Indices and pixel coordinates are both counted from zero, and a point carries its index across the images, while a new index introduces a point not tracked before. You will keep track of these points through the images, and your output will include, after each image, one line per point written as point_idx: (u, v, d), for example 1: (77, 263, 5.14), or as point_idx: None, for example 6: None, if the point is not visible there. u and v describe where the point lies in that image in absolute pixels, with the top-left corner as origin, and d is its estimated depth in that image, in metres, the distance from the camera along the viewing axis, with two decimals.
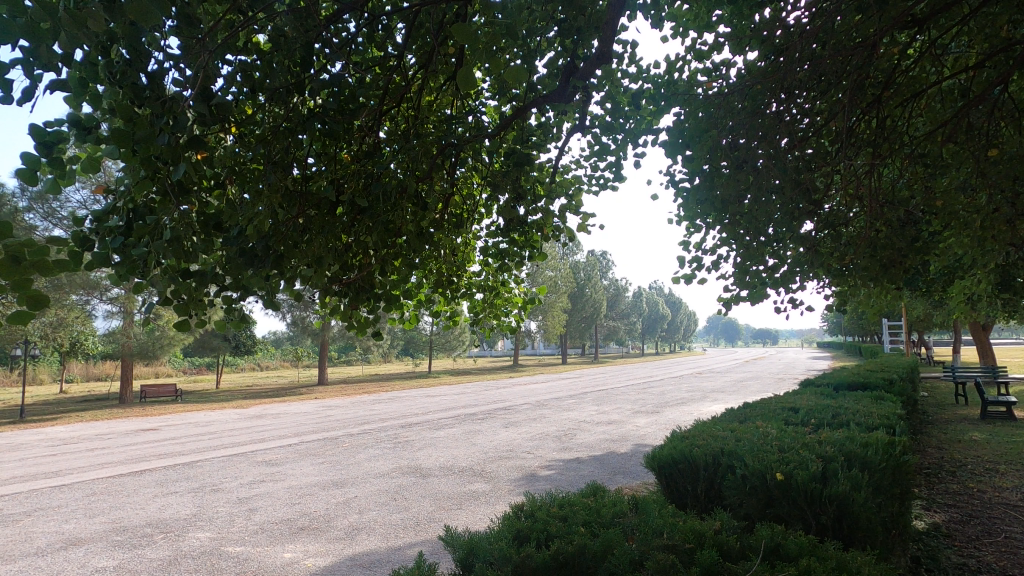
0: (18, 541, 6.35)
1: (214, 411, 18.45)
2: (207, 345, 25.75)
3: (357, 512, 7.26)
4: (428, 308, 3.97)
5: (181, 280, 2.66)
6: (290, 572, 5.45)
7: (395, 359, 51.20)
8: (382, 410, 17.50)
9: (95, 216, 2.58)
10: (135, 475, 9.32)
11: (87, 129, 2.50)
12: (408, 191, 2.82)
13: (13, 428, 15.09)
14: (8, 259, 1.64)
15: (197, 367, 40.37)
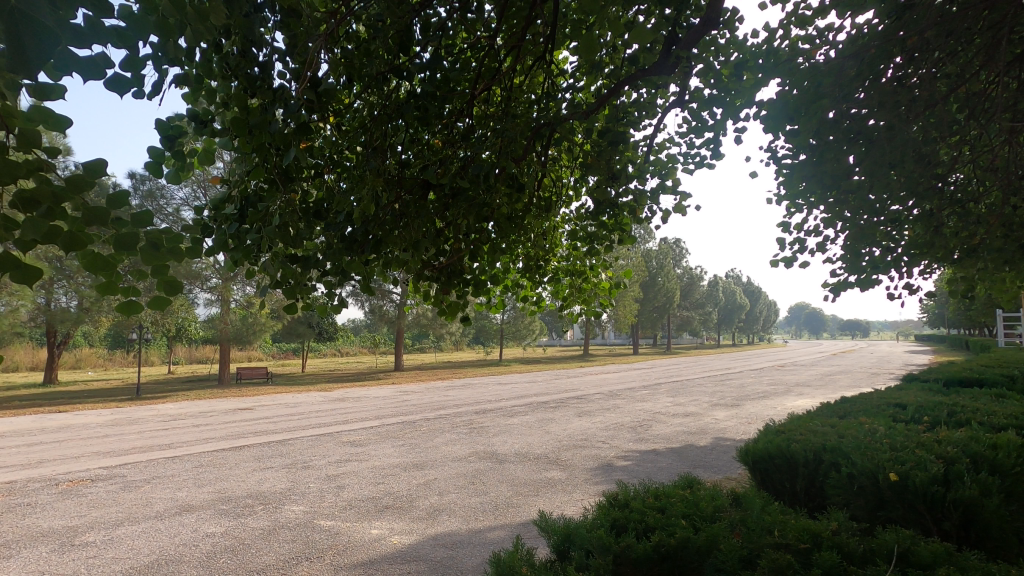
0: (140, 505, 7.02)
1: (301, 393, 19.61)
2: (294, 331, 27.38)
3: (438, 494, 7.46)
4: (514, 293, 3.97)
5: (288, 265, 2.80)
6: (377, 548, 5.67)
7: (466, 347, 52.27)
8: (456, 396, 17.88)
9: (214, 204, 2.76)
10: (235, 450, 10.07)
11: (204, 121, 2.65)
12: (502, 173, 2.79)
13: (132, 404, 16.72)
14: (149, 246, 1.74)
15: (285, 352, 43.09)
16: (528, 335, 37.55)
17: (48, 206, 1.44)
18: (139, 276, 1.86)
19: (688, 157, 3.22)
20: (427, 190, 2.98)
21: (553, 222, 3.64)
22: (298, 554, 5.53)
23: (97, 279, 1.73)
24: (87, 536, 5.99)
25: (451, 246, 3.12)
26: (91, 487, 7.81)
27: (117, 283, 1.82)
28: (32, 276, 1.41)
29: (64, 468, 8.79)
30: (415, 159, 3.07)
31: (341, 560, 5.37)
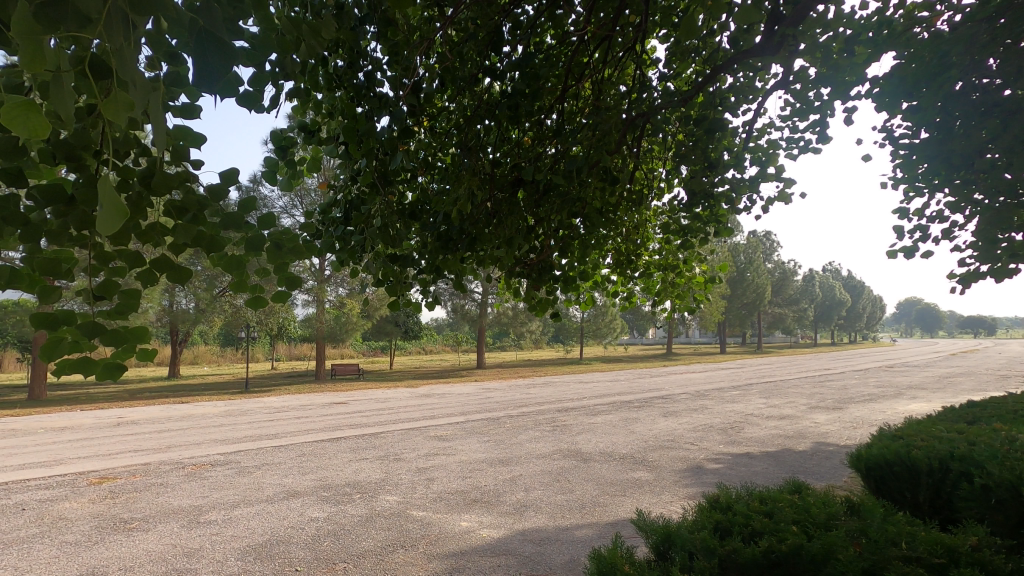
0: (253, 489, 7.65)
1: (389, 389, 20.51)
2: (382, 330, 28.71)
3: (524, 490, 7.54)
4: (604, 289, 3.94)
5: (389, 264, 2.95)
6: (467, 540, 5.82)
7: (546, 345, 52.34)
8: (538, 394, 17.93)
9: (322, 209, 2.96)
10: (333, 441, 10.71)
11: (311, 131, 2.85)
12: (594, 166, 2.76)
13: (242, 397, 18.23)
14: (273, 246, 1.89)
15: (374, 350, 45.17)
16: (608, 333, 36.98)
17: (193, 213, 1.60)
18: (264, 274, 2.02)
19: (793, 142, 3.03)
20: (517, 188, 3.02)
21: (643, 215, 3.56)
22: (394, 542, 5.79)
23: (230, 277, 1.90)
24: (210, 515, 6.60)
25: (540, 242, 3.13)
26: (211, 471, 8.61)
27: (246, 281, 1.98)
28: (181, 275, 1.57)
29: (188, 453, 9.76)
30: (506, 158, 3.12)
31: (433, 550, 5.56)
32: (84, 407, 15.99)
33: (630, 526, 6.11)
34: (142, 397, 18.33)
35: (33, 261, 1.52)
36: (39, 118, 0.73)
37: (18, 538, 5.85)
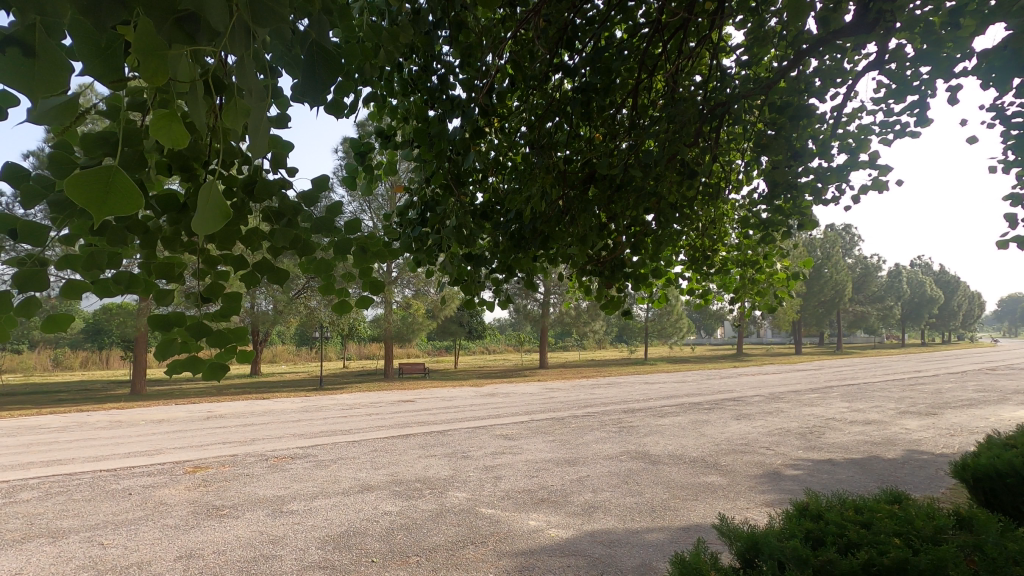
0: (330, 482, 8.00)
1: (455, 387, 20.88)
2: (447, 330, 29.29)
3: (592, 491, 7.45)
4: (678, 286, 3.84)
5: (463, 264, 2.97)
6: (536, 539, 5.82)
7: (609, 345, 51.62)
8: (603, 395, 17.69)
9: (399, 211, 3.04)
10: (403, 438, 11.03)
11: (387, 136, 2.94)
12: (671, 160, 2.68)
13: (317, 394, 19.14)
14: (359, 251, 1.95)
15: (439, 350, 46.11)
16: (675, 332, 35.95)
17: (288, 218, 1.67)
18: (349, 277, 2.09)
19: (887, 126, 2.82)
20: (589, 184, 2.99)
21: (720, 209, 3.44)
22: (464, 537, 5.89)
23: (319, 281, 1.97)
24: (292, 505, 6.97)
25: (613, 239, 3.07)
26: (291, 463, 9.07)
27: (334, 284, 2.05)
28: (280, 277, 1.65)
29: (270, 446, 10.33)
30: (578, 156, 3.09)
31: (503, 547, 5.60)
32: (178, 401, 17.29)
33: (711, 531, 5.93)
34: (228, 393, 19.59)
35: (148, 265, 1.62)
36: (180, 126, 0.78)
37: (126, 520, 6.40)
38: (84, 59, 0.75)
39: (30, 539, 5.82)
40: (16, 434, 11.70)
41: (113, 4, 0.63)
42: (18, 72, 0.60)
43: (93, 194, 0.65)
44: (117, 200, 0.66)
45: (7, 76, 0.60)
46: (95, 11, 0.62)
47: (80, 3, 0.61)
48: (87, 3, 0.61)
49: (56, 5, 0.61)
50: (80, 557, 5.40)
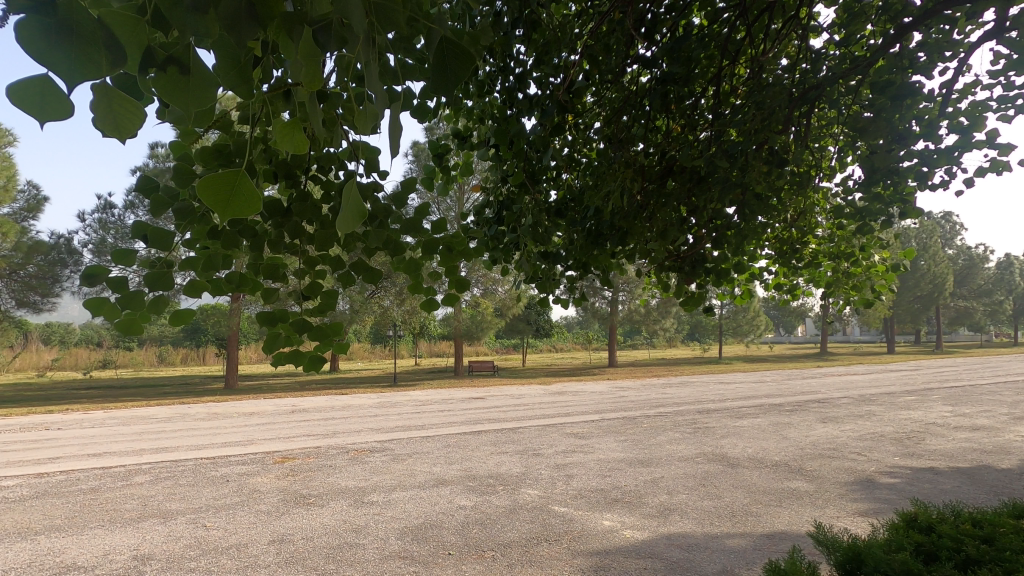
0: (407, 475, 8.28)
1: (524, 385, 21.02)
2: (515, 328, 29.52)
3: (667, 493, 7.26)
4: (763, 281, 3.68)
5: (539, 262, 2.97)
6: (611, 539, 5.75)
7: (681, 343, 50.13)
8: (675, 394, 17.19)
9: (475, 211, 3.10)
10: (474, 434, 11.23)
11: (464, 137, 2.99)
12: (757, 149, 2.55)
13: (392, 390, 19.86)
14: (445, 250, 1.99)
15: (507, 347, 46.53)
16: (751, 329, 34.35)
17: (380, 219, 1.73)
18: (436, 276, 2.14)
19: (1008, 100, 2.55)
20: (666, 177, 2.92)
21: (811, 200, 3.26)
22: (538, 535, 5.91)
23: (408, 279, 2.04)
24: (372, 496, 7.26)
25: (694, 233, 2.97)
26: (370, 456, 9.45)
27: (422, 282, 2.11)
28: (373, 276, 1.72)
29: (350, 439, 10.82)
30: (656, 148, 3.02)
31: (577, 546, 5.57)
32: (266, 395, 18.44)
33: (808, 540, 5.64)
34: (310, 388, 20.69)
35: (255, 265, 1.73)
36: (303, 134, 0.91)
37: (225, 505, 6.91)
38: (221, 77, 0.78)
39: (145, 518, 6.41)
40: (129, 423, 12.93)
41: (255, 23, 0.63)
42: (176, 90, 0.65)
43: (218, 196, 0.70)
44: (240, 204, 0.71)
45: (168, 93, 0.65)
46: (235, 29, 0.62)
47: (223, 21, 0.62)
48: (229, 20, 0.62)
49: (206, 22, 0.63)
50: (187, 537, 5.88)
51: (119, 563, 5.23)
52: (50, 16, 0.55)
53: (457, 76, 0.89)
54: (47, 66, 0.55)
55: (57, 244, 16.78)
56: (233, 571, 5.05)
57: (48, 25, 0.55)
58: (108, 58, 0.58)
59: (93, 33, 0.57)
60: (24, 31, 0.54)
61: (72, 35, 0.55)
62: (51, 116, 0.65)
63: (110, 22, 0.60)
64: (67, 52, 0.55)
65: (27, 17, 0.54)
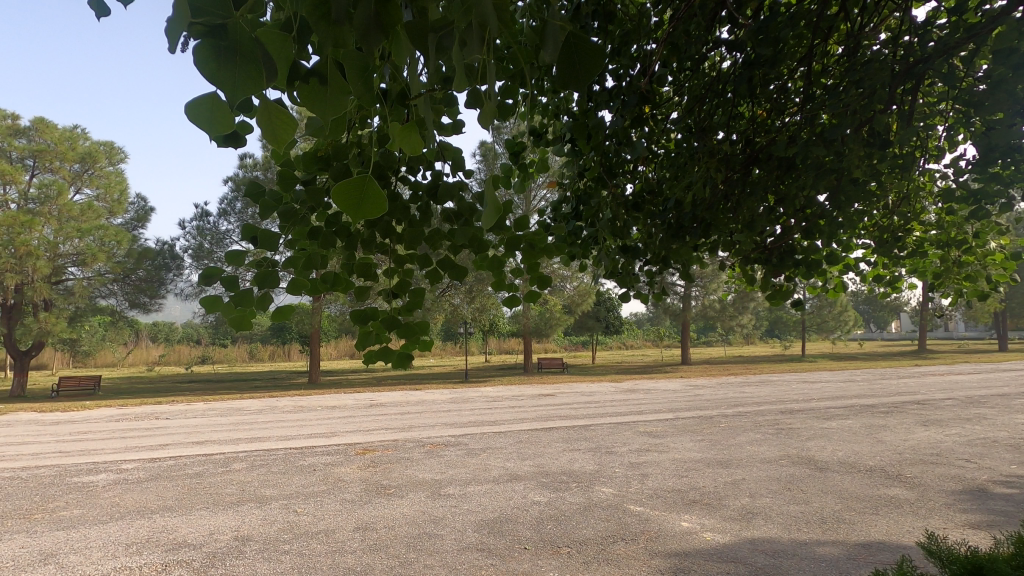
0: (481, 469, 8.44)
1: (594, 382, 20.84)
2: (584, 325, 29.29)
3: (750, 496, 6.96)
4: (858, 271, 3.45)
5: (619, 256, 2.92)
6: (690, 541, 5.59)
7: (759, 340, 47.86)
8: (755, 393, 16.43)
9: (553, 206, 3.09)
10: (546, 431, 11.25)
11: (540, 134, 2.99)
12: (854, 131, 2.38)
13: (464, 386, 20.28)
14: (527, 247, 1.99)
15: (576, 344, 46.30)
16: (837, 325, 32.23)
17: (466, 218, 1.77)
18: (518, 273, 2.16)
19: None
20: (749, 167, 2.80)
21: (914, 184, 3.02)
22: (614, 533, 5.84)
23: (491, 276, 2.06)
24: (449, 489, 7.46)
25: (783, 223, 2.82)
26: (445, 450, 9.69)
27: (504, 280, 2.12)
28: (461, 273, 1.75)
29: (426, 433, 11.15)
30: (742, 138, 2.90)
31: (655, 546, 5.46)
32: (346, 390, 19.38)
33: (920, 550, 5.21)
34: (386, 383, 21.49)
35: (348, 265, 1.81)
36: (415, 135, 0.91)
37: (313, 492, 7.34)
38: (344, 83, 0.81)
39: (244, 502, 6.92)
40: (227, 414, 14.01)
41: (379, 31, 0.66)
42: (316, 98, 0.69)
43: (346, 198, 0.74)
44: (365, 204, 0.74)
45: (311, 101, 0.69)
46: (366, 39, 0.66)
47: (357, 32, 0.65)
48: (360, 30, 0.65)
49: (340, 34, 0.67)
50: (281, 521, 6.29)
51: (223, 542, 5.68)
52: (220, 39, 0.61)
53: (575, 68, 0.88)
54: (216, 85, 0.61)
55: (162, 250, 18.44)
56: (322, 555, 5.36)
57: (219, 47, 0.61)
58: (264, 73, 0.63)
59: (251, 48, 0.62)
60: (199, 52, 0.60)
61: (236, 54, 0.61)
62: (218, 129, 0.73)
63: (264, 39, 0.64)
64: (234, 72, 0.61)
65: (205, 41, 0.61)
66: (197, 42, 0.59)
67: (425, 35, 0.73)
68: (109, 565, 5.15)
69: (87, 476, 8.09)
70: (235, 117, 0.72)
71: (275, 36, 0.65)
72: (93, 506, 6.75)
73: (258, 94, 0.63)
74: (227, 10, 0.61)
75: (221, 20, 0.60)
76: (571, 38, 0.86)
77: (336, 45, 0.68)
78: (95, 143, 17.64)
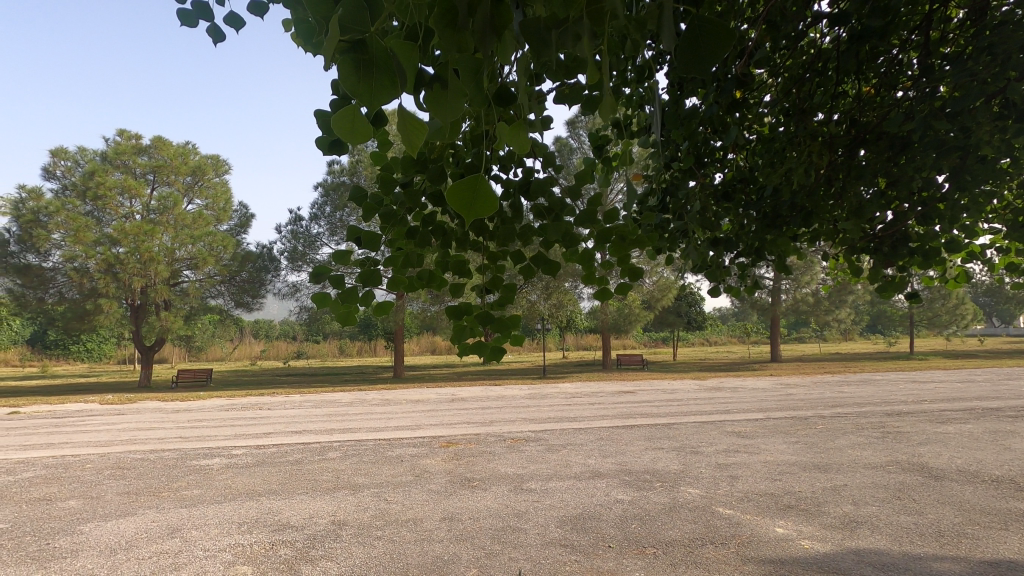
0: (562, 465, 8.43)
1: (676, 380, 20.20)
2: (664, 321, 28.48)
3: (853, 503, 6.47)
4: (985, 258, 3.11)
5: (710, 249, 2.78)
6: (786, 548, 5.29)
7: (858, 336, 44.42)
8: (855, 393, 15.24)
9: (639, 199, 3.01)
10: (628, 428, 11.05)
11: (624, 126, 2.91)
12: (985, 104, 2.13)
13: (542, 383, 20.37)
14: (618, 240, 1.96)
15: (655, 341, 45.17)
16: (953, 320, 29.18)
17: (557, 213, 1.79)
18: (608, 266, 2.13)
19: None
20: (855, 149, 2.60)
21: None
22: (702, 536, 5.64)
23: (581, 270, 2.05)
24: (531, 484, 7.51)
25: (897, 207, 2.57)
26: (526, 445, 9.77)
27: (593, 273, 2.10)
28: (554, 268, 1.76)
29: (506, 428, 11.31)
30: (847, 118, 2.69)
31: (747, 552, 5.22)
32: (428, 385, 20.05)
33: None
34: (466, 378, 22.01)
35: (442, 262, 1.87)
36: (525, 134, 0.91)
37: (401, 482, 7.65)
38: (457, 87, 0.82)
39: (339, 489, 7.35)
40: (321, 406, 14.93)
41: (495, 33, 0.67)
42: (440, 102, 0.71)
43: (463, 199, 0.75)
44: (477, 202, 0.75)
45: (436, 107, 0.72)
46: (485, 42, 0.67)
47: (476, 35, 0.67)
48: (480, 32, 0.66)
49: (462, 39, 0.69)
50: (373, 508, 6.61)
51: (321, 526, 6.06)
52: (358, 52, 0.65)
53: (703, 51, 0.80)
54: (353, 96, 0.64)
55: (261, 253, 19.93)
56: (412, 542, 5.58)
57: (358, 59, 0.65)
58: (398, 81, 0.67)
59: (384, 59, 0.65)
60: (340, 68, 0.64)
61: (371, 66, 0.64)
62: (353, 136, 0.77)
63: (394, 49, 0.66)
64: (369, 83, 0.65)
65: (344, 57, 0.64)
66: (338, 58, 0.63)
67: (542, 30, 0.74)
68: (225, 541, 5.64)
69: (204, 459, 8.93)
70: (367, 126, 0.75)
71: (404, 45, 0.67)
72: (209, 488, 7.43)
73: (389, 102, 0.66)
74: (364, 25, 0.64)
75: (360, 36, 0.64)
76: (697, 22, 0.80)
77: (459, 50, 0.70)
78: (204, 157, 19.39)
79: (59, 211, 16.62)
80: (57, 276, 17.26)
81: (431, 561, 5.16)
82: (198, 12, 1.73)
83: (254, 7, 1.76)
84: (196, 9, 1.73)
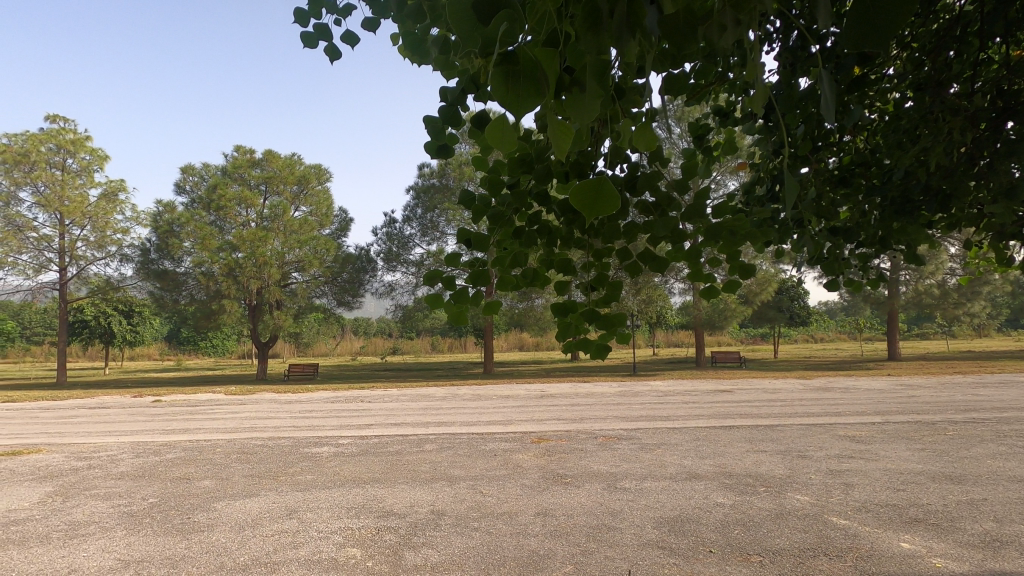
0: (657, 465, 8.20)
1: (778, 379, 19.00)
2: (764, 317, 26.89)
3: (995, 520, 5.75)
4: None
5: (828, 239, 2.57)
6: (914, 566, 4.81)
7: (996, 332, 39.31)
8: (994, 396, 13.52)
9: (745, 188, 2.84)
10: (726, 429, 10.55)
11: (726, 113, 2.77)
12: None
13: (633, 380, 20.00)
14: (727, 235, 1.86)
15: (754, 337, 42.79)
16: None
17: (664, 209, 1.72)
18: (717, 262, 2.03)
19: None
20: (1003, 122, 2.28)
21: None
22: (814, 547, 5.26)
23: (688, 268, 1.98)
24: (625, 483, 7.39)
25: None
26: (619, 444, 9.62)
27: (700, 270, 2.01)
28: (661, 266, 1.72)
29: (597, 426, 11.19)
30: (989, 88, 2.37)
31: (866, 566, 4.82)
32: (518, 380, 20.34)
33: None
34: (555, 375, 22.06)
35: (546, 260, 1.88)
36: None
37: (495, 476, 7.82)
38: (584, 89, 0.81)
39: (436, 480, 7.66)
40: (417, 399, 15.60)
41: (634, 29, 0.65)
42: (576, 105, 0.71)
43: (589, 200, 0.76)
44: (608, 202, 0.75)
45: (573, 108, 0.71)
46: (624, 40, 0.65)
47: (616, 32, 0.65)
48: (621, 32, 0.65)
49: (601, 40, 0.69)
50: (469, 500, 6.82)
51: (422, 514, 6.35)
52: (507, 62, 0.67)
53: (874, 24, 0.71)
54: (501, 104, 0.67)
55: (360, 255, 21.17)
56: (507, 535, 5.69)
57: (509, 70, 0.67)
58: (541, 87, 0.68)
59: (529, 66, 0.67)
60: (494, 80, 0.67)
61: (517, 76, 0.67)
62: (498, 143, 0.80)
63: (537, 58, 0.68)
64: (516, 92, 0.67)
65: (496, 67, 0.67)
66: (492, 68, 0.66)
67: None
68: (336, 524, 6.06)
69: (314, 447, 9.65)
70: (509, 133, 0.78)
71: (547, 53, 0.68)
72: (321, 474, 8.01)
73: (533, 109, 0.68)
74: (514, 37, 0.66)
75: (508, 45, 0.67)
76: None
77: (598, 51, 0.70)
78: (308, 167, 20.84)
79: (189, 222, 18.59)
80: (188, 280, 19.26)
81: (527, 555, 5.23)
82: (318, 33, 1.87)
83: (368, 23, 1.87)
84: (318, 31, 1.87)
